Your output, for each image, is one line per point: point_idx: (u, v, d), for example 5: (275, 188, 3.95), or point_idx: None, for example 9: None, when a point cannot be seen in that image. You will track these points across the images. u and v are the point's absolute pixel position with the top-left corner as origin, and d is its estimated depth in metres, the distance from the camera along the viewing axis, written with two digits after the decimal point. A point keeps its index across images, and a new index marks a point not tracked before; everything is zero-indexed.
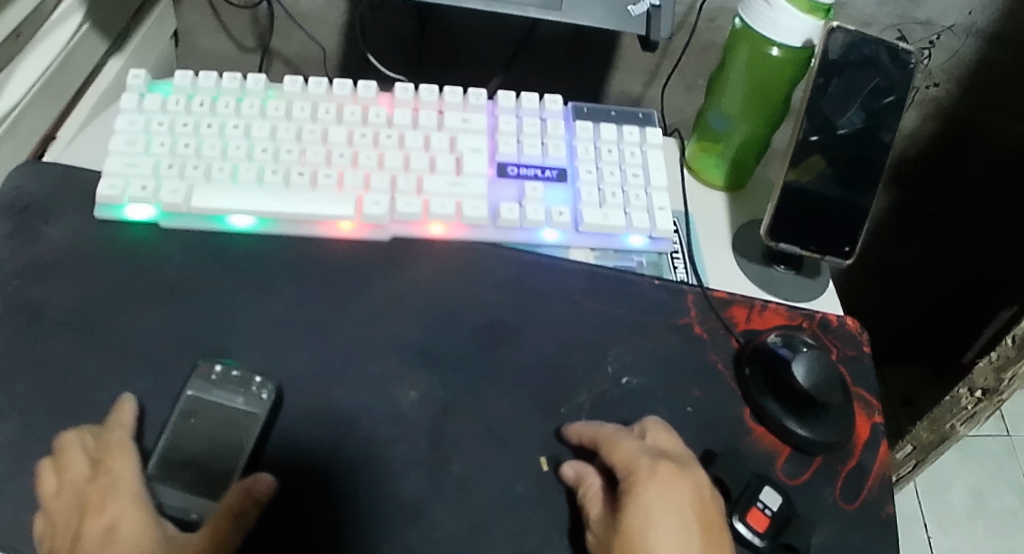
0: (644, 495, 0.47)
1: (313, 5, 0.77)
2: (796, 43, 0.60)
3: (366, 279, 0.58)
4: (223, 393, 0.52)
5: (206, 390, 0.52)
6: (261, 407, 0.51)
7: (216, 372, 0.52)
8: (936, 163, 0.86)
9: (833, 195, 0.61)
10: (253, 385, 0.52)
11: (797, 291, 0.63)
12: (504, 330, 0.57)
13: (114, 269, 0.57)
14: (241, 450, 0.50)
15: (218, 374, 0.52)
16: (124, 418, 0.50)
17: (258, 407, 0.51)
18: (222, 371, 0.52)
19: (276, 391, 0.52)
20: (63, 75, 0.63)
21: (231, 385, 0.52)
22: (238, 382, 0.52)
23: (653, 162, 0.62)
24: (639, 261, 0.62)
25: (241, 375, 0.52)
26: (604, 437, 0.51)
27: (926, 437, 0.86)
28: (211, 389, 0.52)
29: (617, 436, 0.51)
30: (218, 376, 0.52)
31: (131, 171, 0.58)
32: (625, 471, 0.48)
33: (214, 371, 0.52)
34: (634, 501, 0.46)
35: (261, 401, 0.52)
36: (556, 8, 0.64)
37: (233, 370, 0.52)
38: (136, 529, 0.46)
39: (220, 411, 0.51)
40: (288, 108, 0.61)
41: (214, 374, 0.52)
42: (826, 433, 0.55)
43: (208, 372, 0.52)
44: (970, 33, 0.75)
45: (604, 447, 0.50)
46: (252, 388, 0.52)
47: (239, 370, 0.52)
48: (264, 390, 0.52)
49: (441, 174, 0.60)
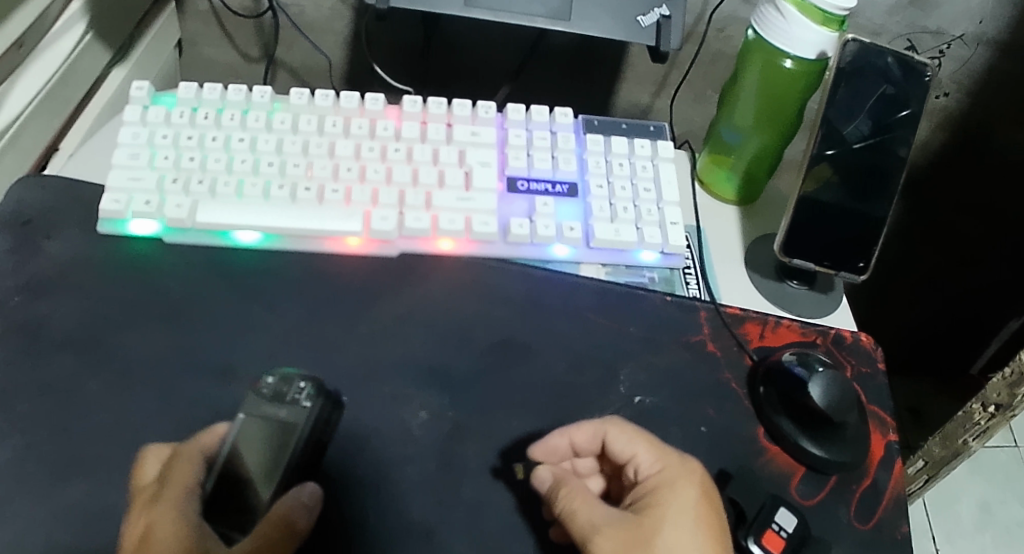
0: (677, 496, 0.47)
1: (319, 15, 0.76)
2: (810, 55, 0.59)
3: (374, 295, 0.57)
4: (275, 407, 0.48)
5: (258, 407, 0.48)
6: (303, 422, 0.48)
7: (268, 385, 0.49)
8: (946, 173, 0.85)
9: (846, 209, 0.60)
10: (294, 393, 0.49)
11: (810, 307, 0.62)
12: (514, 348, 0.56)
13: (117, 285, 0.56)
14: (276, 467, 0.47)
15: (270, 386, 0.49)
16: (207, 437, 0.47)
17: (298, 416, 0.48)
18: (271, 383, 0.49)
19: (317, 396, 0.49)
20: (66, 87, 0.63)
21: (276, 398, 0.49)
22: (279, 395, 0.49)
23: (665, 176, 0.62)
24: (651, 277, 0.61)
25: (281, 385, 0.49)
26: (616, 426, 0.49)
27: (938, 453, 0.85)
28: (262, 404, 0.48)
29: (632, 427, 0.50)
30: (269, 388, 0.49)
31: (134, 185, 0.57)
32: (653, 469, 0.48)
33: (267, 384, 0.49)
34: (667, 500, 0.46)
35: (301, 413, 0.48)
36: (565, 18, 0.63)
37: (272, 379, 0.49)
38: (170, 536, 0.43)
39: (268, 426, 0.47)
40: (295, 121, 0.60)
41: (266, 388, 0.49)
42: (842, 453, 0.54)
43: (261, 385, 0.49)
44: (981, 42, 0.74)
45: (620, 438, 0.49)
46: (294, 399, 0.48)
47: (278, 378, 0.49)
48: (307, 399, 0.49)
49: (450, 189, 0.59)
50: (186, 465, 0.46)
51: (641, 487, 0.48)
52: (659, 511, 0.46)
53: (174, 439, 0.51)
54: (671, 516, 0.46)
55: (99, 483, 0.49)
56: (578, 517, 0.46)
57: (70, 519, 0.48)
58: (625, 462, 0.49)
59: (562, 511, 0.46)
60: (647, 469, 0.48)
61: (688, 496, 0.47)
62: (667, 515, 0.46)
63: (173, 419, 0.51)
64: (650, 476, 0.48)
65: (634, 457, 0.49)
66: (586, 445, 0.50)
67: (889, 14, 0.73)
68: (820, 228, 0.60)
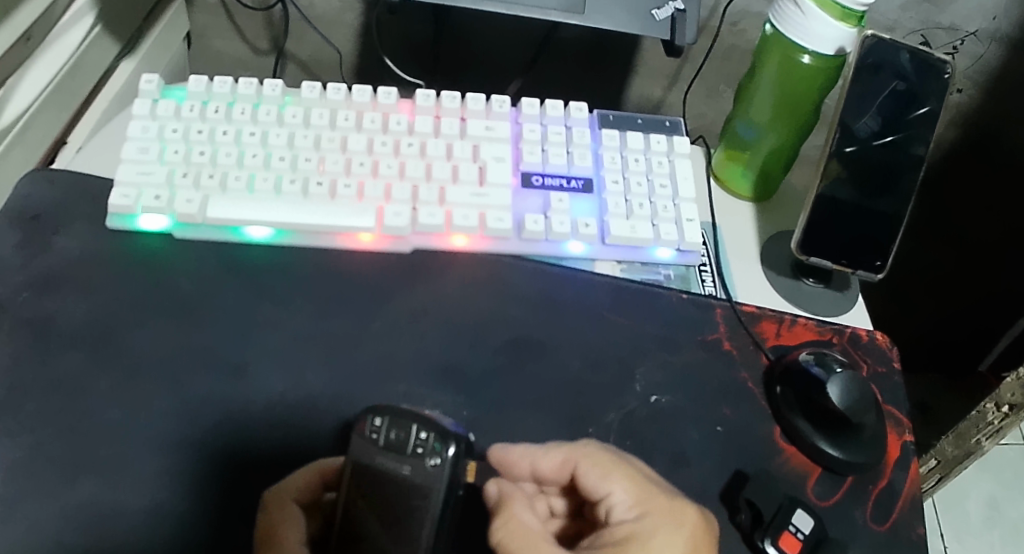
0: (651, 545, 0.45)
1: (328, 7, 0.75)
2: (828, 51, 0.59)
3: (387, 292, 0.57)
4: (421, 466, 0.43)
5: (370, 455, 0.43)
6: (441, 480, 0.43)
7: (420, 442, 0.43)
8: (960, 171, 0.84)
9: (862, 207, 0.59)
10: (428, 452, 0.43)
11: (827, 306, 0.61)
12: (528, 346, 0.56)
13: (128, 282, 0.55)
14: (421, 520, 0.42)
15: (424, 441, 0.43)
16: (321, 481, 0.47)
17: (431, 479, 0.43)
18: (427, 440, 0.43)
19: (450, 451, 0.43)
20: (74, 80, 0.62)
21: (395, 448, 0.43)
22: (405, 447, 0.43)
23: (681, 172, 0.61)
24: (666, 274, 0.61)
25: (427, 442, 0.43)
26: (587, 461, 0.47)
27: (951, 452, 0.84)
28: (377, 454, 0.43)
29: (605, 463, 0.47)
30: (424, 447, 0.43)
31: (144, 179, 0.56)
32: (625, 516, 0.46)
33: (418, 438, 0.43)
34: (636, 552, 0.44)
35: (436, 474, 0.43)
36: (579, 11, 0.62)
37: (425, 435, 0.43)
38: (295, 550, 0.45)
39: (410, 485, 0.43)
40: (307, 115, 0.60)
41: (419, 445, 0.43)
42: (859, 453, 0.53)
43: (368, 428, 0.44)
44: (995, 39, 0.73)
45: (595, 472, 0.47)
46: (417, 451, 0.43)
47: (429, 435, 0.43)
48: (433, 456, 0.43)
49: (463, 185, 0.58)
50: (291, 521, 0.46)
51: (613, 531, 0.46)
52: None
53: (187, 439, 0.50)
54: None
55: (109, 482, 0.48)
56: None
57: (80, 519, 0.47)
58: (598, 499, 0.47)
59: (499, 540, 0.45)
60: (624, 513, 0.46)
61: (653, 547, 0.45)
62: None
63: (186, 418, 0.51)
64: (626, 521, 0.46)
65: (608, 495, 0.46)
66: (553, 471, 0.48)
67: (904, 9, 0.72)
68: (837, 226, 0.59)
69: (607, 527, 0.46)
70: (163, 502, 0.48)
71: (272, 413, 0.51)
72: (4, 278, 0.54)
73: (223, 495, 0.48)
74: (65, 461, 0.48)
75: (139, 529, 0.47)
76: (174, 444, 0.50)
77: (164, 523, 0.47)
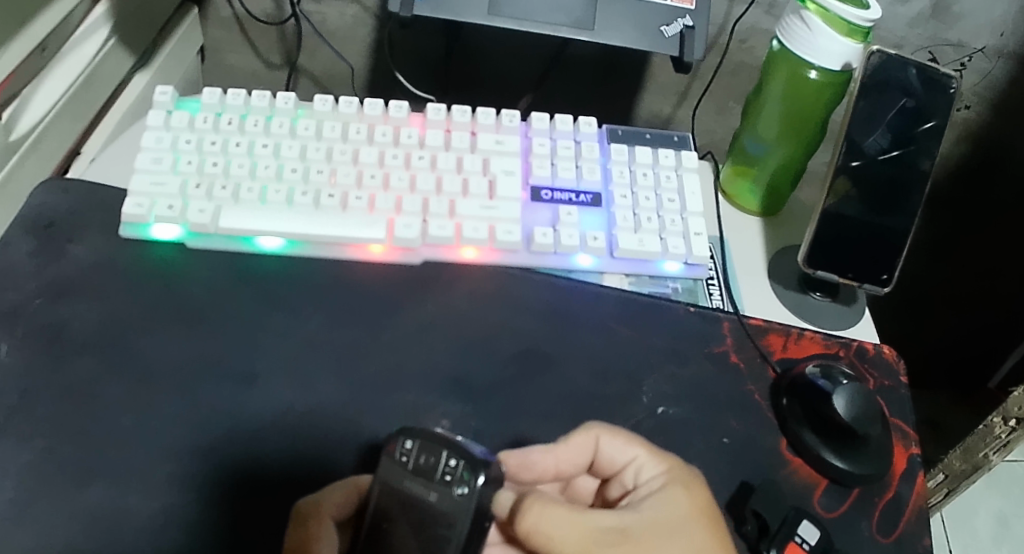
0: (681, 495, 0.47)
1: (341, 22, 0.76)
2: (835, 67, 0.59)
3: (397, 303, 0.57)
4: (449, 494, 0.42)
5: (399, 478, 0.42)
6: (460, 507, 0.41)
7: (449, 469, 0.42)
8: (969, 186, 0.84)
9: (868, 221, 0.59)
10: (447, 475, 0.42)
11: (833, 319, 0.62)
12: (538, 358, 0.56)
13: (140, 291, 0.56)
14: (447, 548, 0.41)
15: (454, 469, 0.42)
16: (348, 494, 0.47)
17: (453, 509, 0.41)
18: (455, 468, 0.42)
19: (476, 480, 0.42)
20: (88, 90, 0.63)
21: (423, 473, 0.42)
22: (429, 473, 0.42)
23: (689, 187, 0.62)
24: (674, 287, 0.61)
25: (457, 471, 0.42)
26: (610, 433, 0.49)
27: (959, 466, 0.84)
28: (405, 478, 0.42)
29: (624, 433, 0.49)
30: (453, 474, 0.42)
31: (157, 190, 0.57)
32: (655, 472, 0.48)
33: (447, 464, 0.42)
34: (667, 502, 0.47)
35: (461, 501, 0.41)
36: (589, 27, 0.63)
37: (451, 461, 0.42)
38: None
39: (427, 510, 0.42)
40: (319, 128, 0.61)
41: (447, 473, 0.42)
42: (865, 465, 0.53)
43: (398, 451, 0.43)
44: (1002, 55, 0.74)
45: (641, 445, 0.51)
46: (446, 480, 0.42)
47: (457, 462, 0.42)
48: (461, 484, 0.42)
49: (474, 198, 0.59)
50: (328, 539, 0.46)
51: (640, 490, 0.48)
52: (650, 513, 0.46)
53: (197, 447, 0.50)
54: (675, 516, 0.46)
55: (120, 486, 0.49)
56: (554, 538, 0.42)
57: (90, 523, 0.47)
58: (620, 468, 0.49)
59: (530, 530, 0.43)
60: (651, 471, 0.48)
61: (690, 496, 0.47)
62: (660, 511, 0.46)
63: (198, 426, 0.51)
64: (655, 476, 0.48)
65: (634, 459, 0.49)
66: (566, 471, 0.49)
67: (911, 26, 0.73)
68: (844, 241, 0.60)
69: (635, 490, 0.48)
70: (171, 508, 0.48)
71: (283, 424, 0.52)
72: (17, 285, 0.55)
73: (233, 504, 0.49)
74: (77, 466, 0.49)
75: (149, 534, 0.47)
76: (184, 450, 0.50)
77: (174, 527, 0.48)
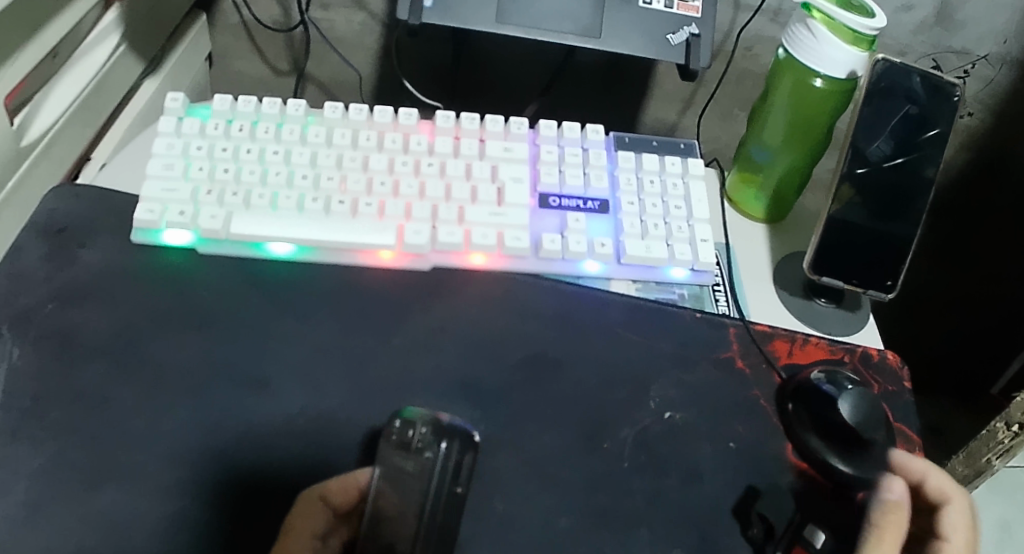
0: None
1: (349, 29, 0.77)
2: (840, 75, 0.60)
3: (406, 308, 0.58)
4: (427, 456, 0.50)
5: (388, 457, 0.49)
6: (437, 468, 0.49)
7: (419, 437, 0.50)
8: (972, 193, 0.85)
9: (873, 227, 0.60)
10: (416, 446, 0.50)
11: (838, 325, 0.62)
12: (546, 362, 0.57)
13: (150, 296, 0.56)
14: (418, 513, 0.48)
15: (422, 436, 0.50)
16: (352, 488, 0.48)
17: (426, 469, 0.49)
18: (423, 434, 0.50)
19: (445, 444, 0.50)
20: (98, 97, 0.64)
21: (403, 446, 0.50)
22: (406, 445, 0.50)
23: (695, 194, 0.62)
24: (680, 293, 0.61)
25: (427, 434, 0.50)
26: (962, 503, 0.52)
27: (961, 471, 0.85)
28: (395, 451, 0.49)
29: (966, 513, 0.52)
30: (420, 443, 0.50)
31: (169, 196, 0.58)
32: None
33: (417, 434, 0.50)
34: None
35: (441, 462, 0.50)
36: (596, 35, 0.64)
37: (419, 426, 0.51)
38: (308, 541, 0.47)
39: (410, 474, 0.49)
40: (329, 134, 0.62)
41: (417, 442, 0.50)
42: (873, 469, 0.52)
43: (390, 433, 0.50)
44: (1006, 62, 0.75)
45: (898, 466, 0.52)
46: (419, 448, 0.50)
47: (426, 427, 0.51)
48: (427, 449, 0.50)
49: (482, 204, 0.60)
50: (315, 519, 0.47)
51: None
52: None
53: (209, 449, 0.51)
54: None
55: (131, 488, 0.49)
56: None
57: (102, 525, 0.48)
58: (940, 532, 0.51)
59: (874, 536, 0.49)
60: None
61: None
62: None
63: (209, 429, 0.52)
64: None
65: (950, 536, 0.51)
66: (945, 492, 0.52)
67: (915, 34, 0.74)
68: (849, 247, 0.60)
69: None
70: (181, 510, 0.49)
71: (292, 427, 0.52)
72: (29, 289, 0.56)
73: (242, 506, 0.49)
74: (89, 469, 0.50)
75: (161, 535, 0.48)
76: (195, 453, 0.51)
77: (184, 529, 0.48)
